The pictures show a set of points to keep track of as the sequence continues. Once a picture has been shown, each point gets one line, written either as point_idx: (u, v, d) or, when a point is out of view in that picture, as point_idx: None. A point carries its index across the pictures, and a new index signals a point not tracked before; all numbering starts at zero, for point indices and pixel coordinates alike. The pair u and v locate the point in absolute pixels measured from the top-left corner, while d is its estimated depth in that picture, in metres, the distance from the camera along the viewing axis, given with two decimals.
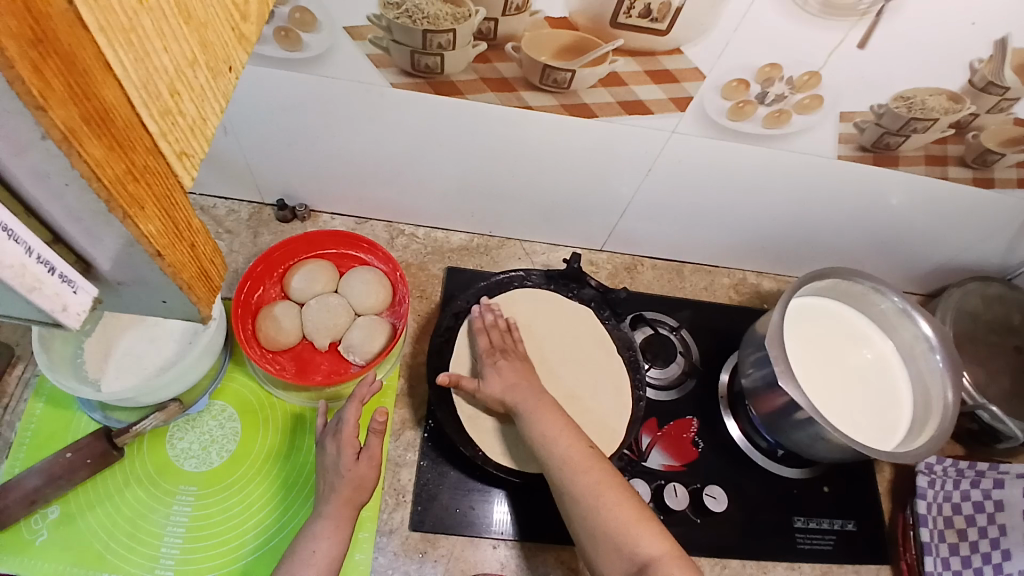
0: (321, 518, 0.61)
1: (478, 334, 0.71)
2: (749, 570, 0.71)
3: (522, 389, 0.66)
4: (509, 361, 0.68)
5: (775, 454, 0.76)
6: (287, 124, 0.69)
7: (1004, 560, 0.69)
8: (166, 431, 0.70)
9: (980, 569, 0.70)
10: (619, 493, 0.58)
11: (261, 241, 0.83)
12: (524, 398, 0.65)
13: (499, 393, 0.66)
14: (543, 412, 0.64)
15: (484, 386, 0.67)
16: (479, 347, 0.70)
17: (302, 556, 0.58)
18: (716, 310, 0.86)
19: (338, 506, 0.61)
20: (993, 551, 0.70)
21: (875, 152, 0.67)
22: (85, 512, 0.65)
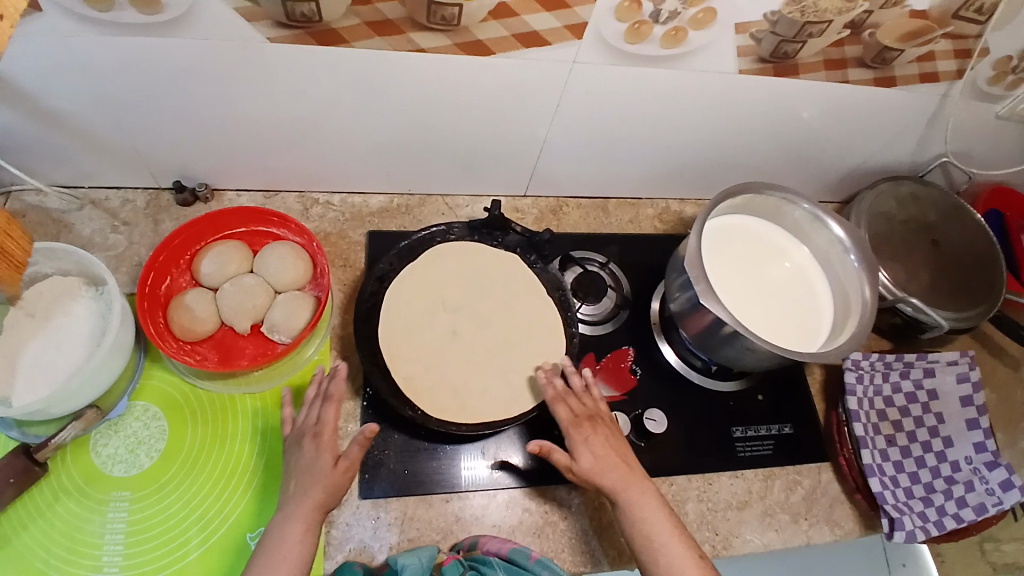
0: (290, 521, 0.58)
1: (555, 404, 0.66)
2: (695, 485, 0.73)
3: (614, 467, 0.62)
4: (596, 434, 0.64)
5: (710, 370, 0.79)
6: (166, 99, 0.64)
7: (948, 447, 0.77)
8: (88, 439, 0.66)
9: (922, 454, 0.76)
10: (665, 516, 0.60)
11: (164, 229, 0.78)
12: (614, 479, 0.61)
13: (591, 473, 0.62)
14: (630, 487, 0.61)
15: (579, 464, 0.62)
16: (562, 419, 0.65)
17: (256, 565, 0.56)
18: (643, 243, 0.86)
19: (306, 507, 0.59)
20: (936, 439, 0.77)
21: (775, 62, 0.67)
22: (16, 532, 0.62)
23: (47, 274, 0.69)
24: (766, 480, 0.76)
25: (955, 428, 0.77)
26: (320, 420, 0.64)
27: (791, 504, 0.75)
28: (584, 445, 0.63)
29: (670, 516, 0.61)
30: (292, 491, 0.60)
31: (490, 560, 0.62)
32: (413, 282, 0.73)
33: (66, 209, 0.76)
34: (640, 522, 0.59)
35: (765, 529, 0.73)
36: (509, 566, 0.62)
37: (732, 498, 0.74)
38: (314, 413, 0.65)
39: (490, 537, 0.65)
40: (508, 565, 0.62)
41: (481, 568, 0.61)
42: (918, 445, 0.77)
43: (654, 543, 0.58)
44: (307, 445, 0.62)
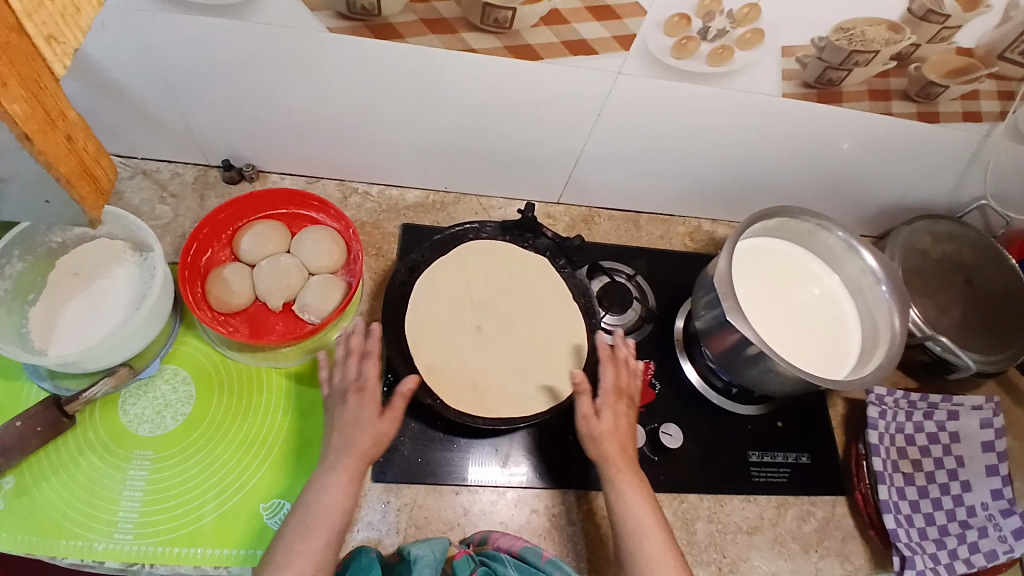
0: (334, 472, 0.59)
1: (604, 363, 0.68)
2: (706, 504, 0.73)
3: (623, 446, 0.64)
4: (624, 408, 0.66)
5: (730, 391, 0.79)
6: (225, 81, 0.67)
7: (966, 492, 0.75)
8: (118, 397, 0.69)
9: (940, 496, 0.74)
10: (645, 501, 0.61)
11: (208, 204, 0.81)
12: (617, 453, 0.63)
13: (602, 438, 0.63)
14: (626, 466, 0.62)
15: (598, 423, 0.64)
16: (604, 385, 0.67)
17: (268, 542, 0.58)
18: (672, 259, 0.87)
19: (352, 460, 0.60)
20: (953, 483, 0.75)
21: (819, 88, 0.68)
22: (41, 482, 0.64)
23: (96, 236, 0.73)
24: (778, 508, 0.75)
25: (974, 472, 0.75)
26: (360, 376, 0.64)
27: (803, 534, 0.74)
28: (611, 410, 0.65)
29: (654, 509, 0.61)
30: (334, 441, 0.61)
31: (501, 556, 0.61)
32: (442, 276, 0.74)
33: (119, 178, 0.80)
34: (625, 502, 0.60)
35: (774, 557, 0.71)
36: (521, 565, 0.60)
37: (743, 522, 0.73)
38: (352, 369, 0.65)
39: (501, 534, 0.64)
40: (519, 563, 0.61)
41: (492, 563, 0.60)
42: (936, 486, 0.75)
43: (638, 528, 0.59)
44: (350, 400, 0.63)
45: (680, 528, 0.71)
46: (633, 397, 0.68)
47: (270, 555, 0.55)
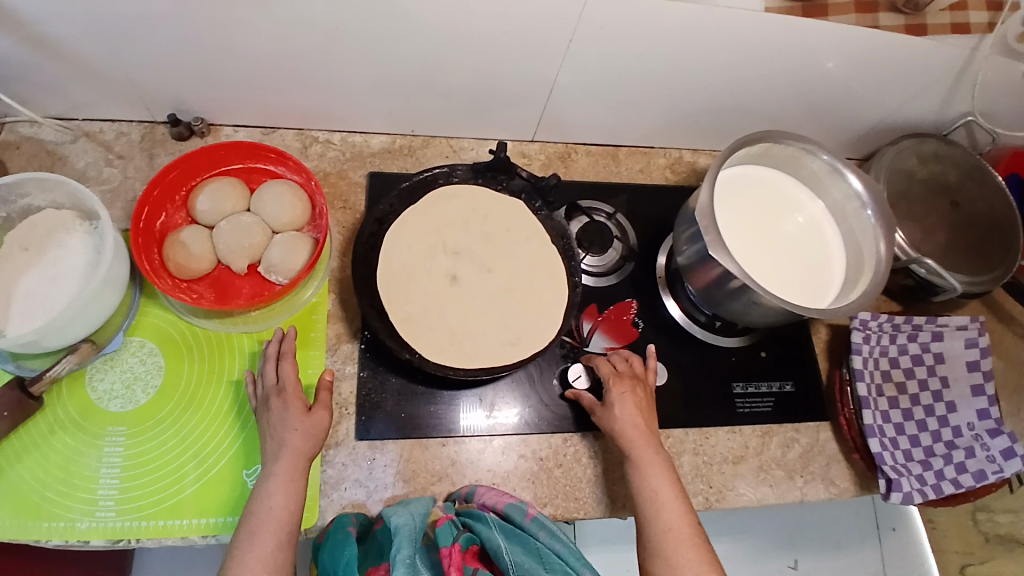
0: (271, 475, 0.59)
1: (601, 360, 0.69)
2: (692, 438, 0.73)
3: (637, 428, 0.65)
4: (634, 393, 0.67)
5: (714, 325, 0.78)
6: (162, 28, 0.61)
7: (951, 412, 0.76)
8: (84, 374, 0.66)
9: (924, 418, 0.76)
10: (665, 475, 0.62)
11: (159, 163, 0.75)
12: (629, 434, 0.64)
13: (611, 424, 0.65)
14: (643, 443, 0.64)
15: (606, 412, 0.66)
16: (603, 374, 0.69)
17: (258, 515, 0.57)
18: (652, 193, 0.83)
19: (288, 459, 0.59)
20: (938, 404, 0.76)
21: (804, 1, 0.64)
22: (13, 464, 0.62)
23: (41, 207, 0.68)
24: (763, 436, 0.75)
25: (960, 393, 0.76)
26: (280, 379, 0.63)
27: (787, 460, 0.75)
28: (619, 397, 0.66)
29: (671, 474, 0.63)
30: (268, 447, 0.60)
31: (485, 517, 0.60)
32: (413, 226, 0.71)
33: (60, 141, 0.74)
34: (644, 479, 0.62)
35: (759, 484, 0.72)
36: (506, 525, 0.60)
37: (728, 452, 0.73)
38: (271, 373, 0.64)
39: (488, 489, 0.64)
40: (503, 522, 0.60)
41: (476, 525, 0.60)
42: (920, 408, 0.76)
43: (659, 500, 0.60)
44: (273, 405, 0.62)
45: None
46: (642, 382, 0.69)
47: (227, 558, 0.55)
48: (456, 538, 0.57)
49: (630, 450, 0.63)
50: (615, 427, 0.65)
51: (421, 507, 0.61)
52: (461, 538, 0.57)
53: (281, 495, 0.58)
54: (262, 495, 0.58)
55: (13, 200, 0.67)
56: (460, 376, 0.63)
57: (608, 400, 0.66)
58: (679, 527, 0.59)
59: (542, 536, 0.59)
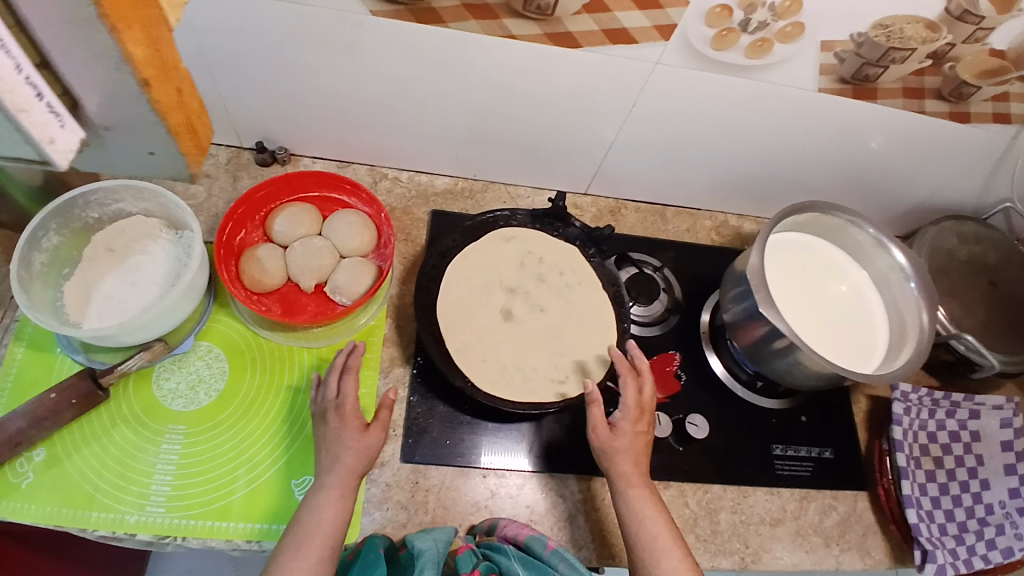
0: (324, 488, 0.60)
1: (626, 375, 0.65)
2: (729, 495, 0.73)
3: (637, 465, 0.61)
4: (642, 424, 0.63)
5: (755, 385, 0.78)
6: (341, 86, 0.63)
7: (984, 489, 0.75)
8: (151, 372, 0.69)
9: (960, 494, 0.75)
10: (660, 518, 0.59)
11: (241, 185, 0.81)
12: (626, 468, 0.61)
13: (613, 450, 0.61)
14: (639, 482, 0.61)
15: (612, 436, 0.62)
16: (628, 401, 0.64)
17: (306, 526, 0.58)
18: (699, 251, 0.86)
19: (341, 476, 0.61)
20: (972, 480, 0.76)
21: (855, 84, 0.69)
22: (72, 454, 0.65)
23: (132, 212, 0.73)
24: (801, 501, 0.75)
25: (993, 471, 0.76)
26: (340, 394, 0.65)
27: (824, 527, 0.74)
28: (629, 427, 0.62)
29: (663, 511, 0.60)
30: (324, 459, 0.62)
31: (504, 548, 0.61)
32: (471, 263, 0.73)
33: None
34: (643, 522, 0.58)
35: (796, 549, 0.72)
36: (524, 556, 0.61)
37: (766, 514, 0.73)
38: (332, 386, 0.66)
39: (512, 521, 0.65)
40: (524, 554, 0.61)
41: (495, 555, 0.60)
42: (955, 484, 0.76)
43: (654, 545, 0.57)
44: (332, 419, 0.64)
45: (704, 518, 0.71)
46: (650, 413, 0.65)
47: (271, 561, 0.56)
48: (476, 565, 0.60)
49: (623, 485, 0.60)
50: (616, 457, 0.61)
51: (444, 533, 0.63)
52: (480, 565, 0.59)
53: (328, 510, 0.59)
54: (304, 512, 0.60)
55: (109, 204, 0.71)
56: (510, 411, 0.64)
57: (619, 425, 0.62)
58: (679, 575, 0.56)
59: (562, 568, 0.61)
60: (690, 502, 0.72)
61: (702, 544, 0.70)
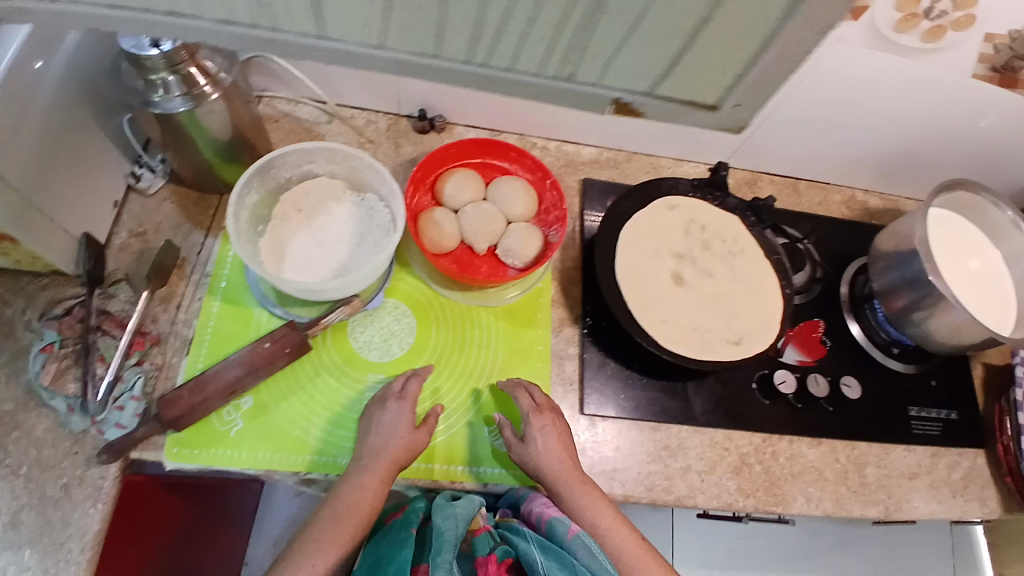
0: (367, 470, 0.62)
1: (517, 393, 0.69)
2: (874, 451, 0.79)
3: (565, 465, 0.66)
4: (554, 424, 0.67)
5: (891, 351, 0.84)
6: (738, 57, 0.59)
7: None
8: (346, 326, 0.72)
9: None
10: (604, 509, 0.65)
11: (403, 152, 0.83)
12: (555, 474, 0.65)
13: (535, 460, 0.65)
14: (568, 478, 0.65)
15: (526, 449, 0.66)
16: (522, 408, 0.68)
17: (345, 504, 0.61)
18: (834, 225, 0.90)
19: (383, 461, 0.63)
20: None
21: (1003, 74, 0.74)
22: (279, 402, 0.67)
23: (319, 173, 0.75)
24: (933, 457, 0.81)
25: None
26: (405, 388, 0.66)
27: (952, 480, 0.80)
28: (540, 433, 0.66)
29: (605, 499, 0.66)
30: (370, 443, 0.64)
31: (523, 532, 0.62)
32: (641, 228, 0.76)
33: (318, 121, 0.83)
34: (588, 518, 0.65)
35: (931, 499, 0.78)
36: (544, 541, 0.62)
37: (904, 468, 0.79)
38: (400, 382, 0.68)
39: (538, 496, 0.67)
40: (543, 540, 0.62)
41: (513, 538, 0.62)
42: None
43: (598, 531, 0.64)
44: (391, 406, 0.65)
45: (853, 471, 0.77)
46: (558, 408, 0.69)
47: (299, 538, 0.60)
48: (493, 548, 0.61)
49: (556, 485, 0.65)
50: (541, 464, 0.65)
51: (467, 511, 0.63)
52: (498, 549, 0.61)
53: (368, 492, 0.62)
54: (345, 490, 0.62)
55: (302, 164, 0.74)
56: (695, 365, 0.68)
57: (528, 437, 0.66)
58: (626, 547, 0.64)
59: (581, 555, 0.62)
60: (841, 457, 0.78)
61: (851, 494, 0.76)
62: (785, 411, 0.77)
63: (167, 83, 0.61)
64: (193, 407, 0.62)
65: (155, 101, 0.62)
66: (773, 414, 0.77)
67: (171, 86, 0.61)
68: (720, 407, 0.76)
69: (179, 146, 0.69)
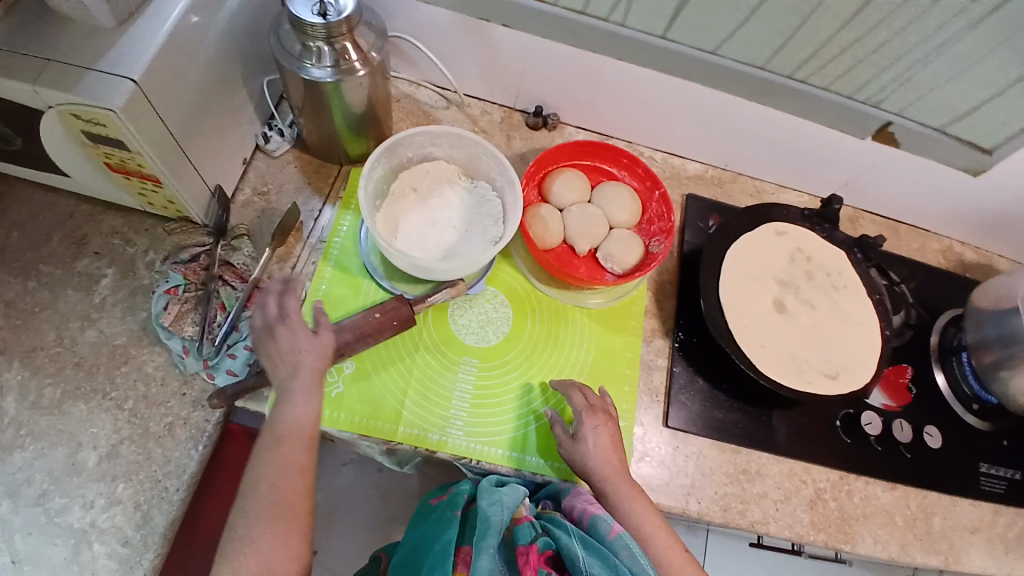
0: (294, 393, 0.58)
1: (573, 391, 0.69)
2: (944, 502, 0.78)
3: (615, 467, 0.65)
4: (606, 425, 0.67)
5: (971, 407, 0.83)
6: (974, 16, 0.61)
7: None
8: (446, 308, 0.74)
9: None
10: (652, 516, 0.65)
11: (515, 145, 0.85)
12: (605, 475, 0.65)
13: (585, 458, 0.65)
14: (617, 480, 0.65)
15: (576, 445, 0.66)
16: (575, 405, 0.69)
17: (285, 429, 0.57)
18: (933, 273, 0.89)
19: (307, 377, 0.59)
20: None
21: None
22: (377, 371, 0.69)
23: (439, 156, 0.78)
24: (1003, 518, 0.80)
25: None
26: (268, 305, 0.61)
27: (1019, 544, 0.79)
28: (592, 431, 0.66)
29: (652, 507, 0.65)
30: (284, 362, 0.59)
31: (564, 526, 0.63)
32: (748, 250, 0.76)
33: (436, 105, 0.85)
34: (634, 524, 0.64)
35: (996, 561, 0.77)
36: (586, 537, 0.62)
37: (968, 522, 0.79)
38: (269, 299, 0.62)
39: (581, 492, 0.67)
40: (586, 536, 0.62)
41: (555, 531, 0.62)
42: None
43: (642, 535, 0.64)
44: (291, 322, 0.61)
45: (921, 519, 0.77)
46: (610, 411, 0.69)
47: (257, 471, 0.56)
48: (534, 539, 0.61)
49: (605, 486, 0.65)
50: (589, 462, 0.65)
51: (512, 499, 0.64)
52: (539, 540, 0.61)
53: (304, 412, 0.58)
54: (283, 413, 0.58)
55: (427, 146, 0.76)
56: (788, 394, 0.68)
57: (580, 434, 0.66)
58: (671, 556, 0.64)
59: (623, 555, 0.60)
60: (912, 504, 0.77)
61: (917, 541, 0.76)
62: (865, 450, 0.77)
63: (321, 52, 0.64)
64: None
65: (307, 66, 0.65)
66: (851, 452, 0.77)
67: (324, 55, 0.64)
68: (800, 437, 0.76)
69: (317, 113, 0.71)
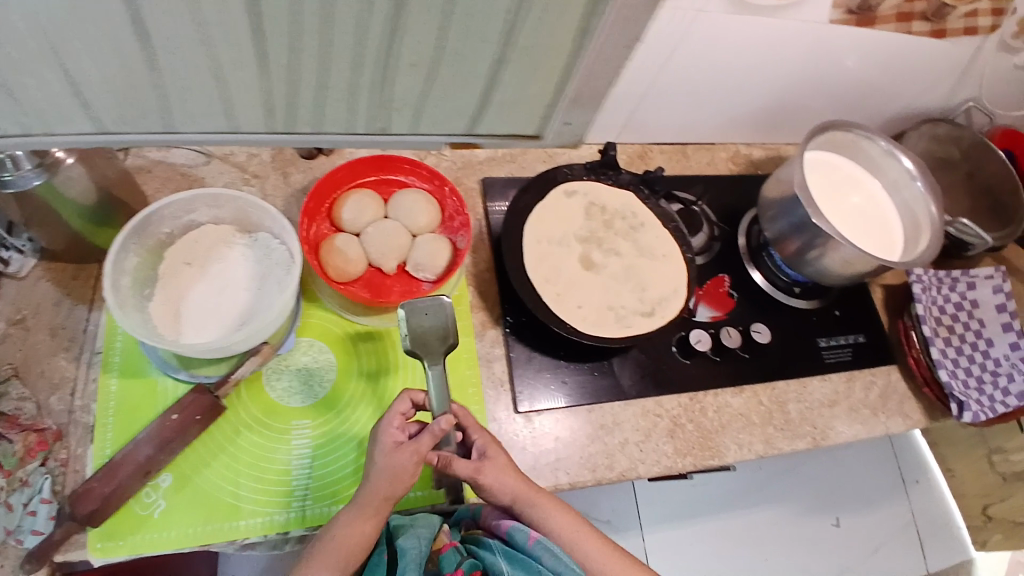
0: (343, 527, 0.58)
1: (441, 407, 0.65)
2: (792, 387, 0.83)
3: (509, 472, 0.62)
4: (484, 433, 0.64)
5: (793, 292, 0.88)
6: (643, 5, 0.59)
7: (989, 346, 0.87)
8: (261, 376, 0.70)
9: (970, 352, 0.86)
10: (561, 509, 0.64)
11: (293, 180, 0.81)
12: (505, 484, 0.62)
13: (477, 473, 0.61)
14: (518, 484, 0.62)
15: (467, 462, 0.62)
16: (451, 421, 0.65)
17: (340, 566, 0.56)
18: (723, 183, 0.94)
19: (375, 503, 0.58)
20: (978, 339, 0.87)
21: (858, 14, 0.78)
22: (199, 471, 0.65)
23: (203, 221, 0.72)
24: (849, 382, 0.86)
25: (994, 331, 0.87)
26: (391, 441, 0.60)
27: (870, 400, 0.86)
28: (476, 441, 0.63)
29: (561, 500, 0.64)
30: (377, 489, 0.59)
31: (488, 543, 0.60)
32: (545, 220, 0.77)
33: (195, 163, 0.78)
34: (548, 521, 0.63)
35: (853, 422, 0.84)
36: (510, 548, 0.60)
37: (823, 398, 0.84)
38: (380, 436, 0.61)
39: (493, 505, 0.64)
40: (508, 547, 0.60)
41: (480, 551, 0.60)
42: (967, 345, 0.87)
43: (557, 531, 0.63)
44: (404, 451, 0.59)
45: (777, 410, 0.81)
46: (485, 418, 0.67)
47: None
48: (459, 564, 0.58)
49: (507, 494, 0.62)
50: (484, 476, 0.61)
51: (426, 529, 0.60)
52: (465, 565, 0.58)
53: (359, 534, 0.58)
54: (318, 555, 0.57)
55: (183, 216, 0.71)
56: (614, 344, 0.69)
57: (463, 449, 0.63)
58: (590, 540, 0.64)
59: (546, 558, 0.59)
60: (764, 399, 0.82)
61: (779, 432, 0.80)
62: (707, 366, 0.81)
63: (14, 158, 0.56)
64: (107, 497, 0.59)
65: (4, 178, 0.57)
66: (694, 373, 0.80)
67: (20, 160, 0.57)
68: (642, 377, 0.79)
69: (44, 221, 0.64)
